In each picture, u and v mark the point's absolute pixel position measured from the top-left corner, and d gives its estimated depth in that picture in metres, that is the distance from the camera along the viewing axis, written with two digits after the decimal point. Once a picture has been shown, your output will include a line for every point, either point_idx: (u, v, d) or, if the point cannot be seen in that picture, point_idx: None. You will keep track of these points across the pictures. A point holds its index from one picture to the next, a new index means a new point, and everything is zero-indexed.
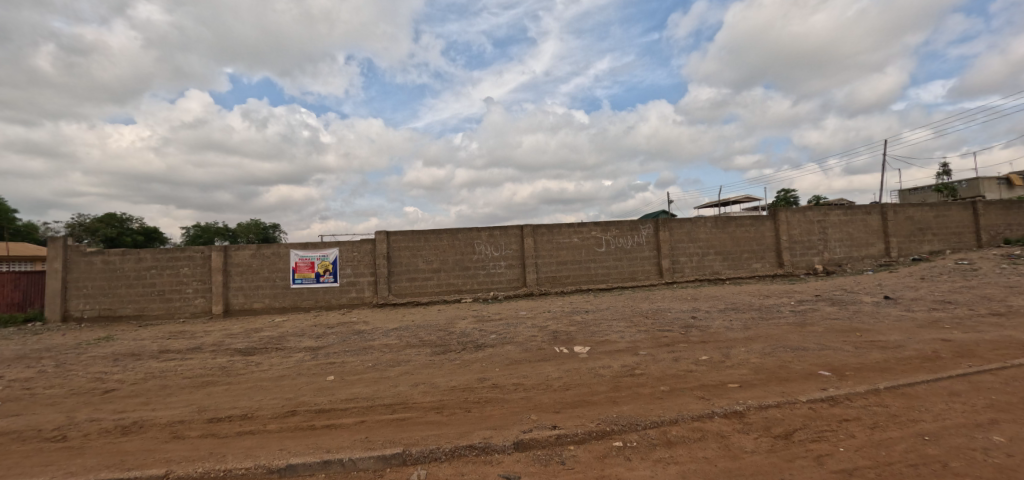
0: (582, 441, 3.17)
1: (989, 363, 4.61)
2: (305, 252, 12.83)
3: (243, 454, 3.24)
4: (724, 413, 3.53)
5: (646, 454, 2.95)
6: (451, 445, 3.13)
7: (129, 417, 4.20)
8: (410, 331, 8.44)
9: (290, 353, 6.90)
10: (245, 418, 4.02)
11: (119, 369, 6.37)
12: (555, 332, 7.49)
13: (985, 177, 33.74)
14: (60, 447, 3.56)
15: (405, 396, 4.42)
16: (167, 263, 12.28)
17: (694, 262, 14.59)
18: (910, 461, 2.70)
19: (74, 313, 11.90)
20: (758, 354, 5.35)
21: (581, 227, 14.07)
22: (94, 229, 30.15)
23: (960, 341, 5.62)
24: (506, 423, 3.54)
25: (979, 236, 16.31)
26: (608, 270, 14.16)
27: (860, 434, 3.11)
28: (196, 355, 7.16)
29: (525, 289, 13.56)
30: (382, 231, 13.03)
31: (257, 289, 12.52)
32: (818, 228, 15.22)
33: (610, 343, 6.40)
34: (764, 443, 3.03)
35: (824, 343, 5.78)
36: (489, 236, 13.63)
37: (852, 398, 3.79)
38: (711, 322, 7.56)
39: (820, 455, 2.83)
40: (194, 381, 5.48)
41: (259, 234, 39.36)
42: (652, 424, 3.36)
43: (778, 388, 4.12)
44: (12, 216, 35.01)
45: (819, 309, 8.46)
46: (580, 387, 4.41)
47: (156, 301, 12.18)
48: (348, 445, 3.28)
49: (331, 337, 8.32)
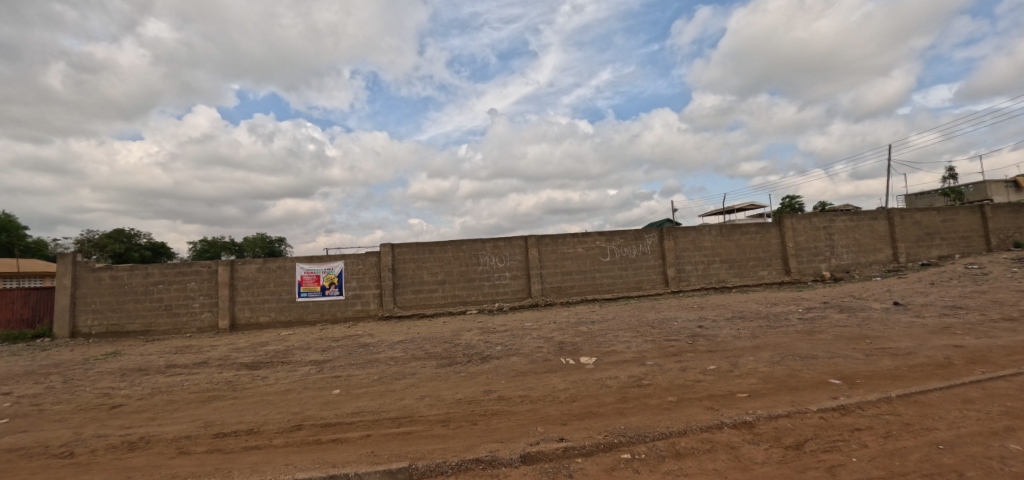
0: (591, 453, 3.13)
1: (1003, 370, 4.53)
2: (311, 266, 12.89)
3: (249, 468, 3.24)
4: (733, 424, 3.48)
5: (656, 466, 2.91)
6: (457, 458, 3.11)
7: (135, 432, 4.23)
8: (415, 344, 8.44)
9: (296, 367, 6.91)
10: (251, 433, 4.02)
11: (127, 384, 6.40)
12: (561, 343, 7.45)
13: (992, 181, 33.43)
14: (67, 463, 3.57)
15: (411, 409, 4.41)
16: (174, 278, 12.37)
17: (700, 270, 14.52)
18: (926, 471, 2.64)
19: (82, 329, 12.01)
20: (766, 363, 5.30)
21: (585, 236, 14.04)
22: (103, 245, 30.59)
23: (974, 347, 5.53)
24: (512, 437, 3.51)
25: (988, 240, 16.13)
26: (613, 280, 14.11)
27: (873, 444, 3.06)
28: (203, 370, 7.17)
29: (530, 299, 13.54)
30: (388, 244, 13.10)
31: (262, 303, 12.58)
32: (823, 235, 15.11)
33: (616, 353, 6.36)
34: (774, 454, 2.98)
35: (835, 350, 5.73)
36: (494, 248, 13.65)
37: (863, 406, 3.74)
38: (719, 331, 7.50)
39: (832, 466, 2.78)
40: (201, 396, 5.50)
41: (264, 247, 39.83)
42: (660, 435, 3.33)
43: (788, 397, 4.06)
44: (23, 232, 35.78)
45: (828, 316, 8.37)
46: (587, 399, 4.37)
47: (163, 316, 12.25)
48: (353, 459, 3.26)
49: (337, 350, 8.35)
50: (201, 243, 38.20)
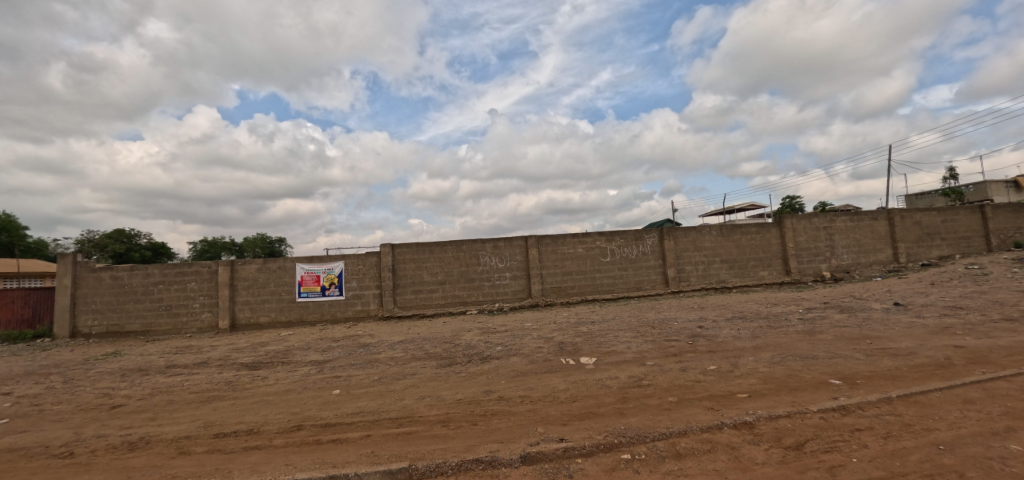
0: (591, 453, 3.14)
1: (1004, 370, 4.53)
2: (311, 266, 12.89)
3: (249, 469, 3.24)
4: (733, 424, 3.48)
5: (656, 467, 2.91)
6: (458, 459, 3.11)
7: (135, 433, 4.22)
8: (415, 344, 8.43)
9: (296, 368, 6.91)
10: (251, 433, 4.02)
11: (127, 384, 6.41)
12: (562, 343, 7.44)
13: (993, 181, 33.38)
14: (67, 463, 3.57)
15: (411, 409, 4.41)
16: (174, 278, 12.37)
17: (700, 270, 14.51)
18: (926, 472, 2.64)
19: (82, 329, 12.01)
20: (766, 363, 5.30)
21: (585, 236, 14.04)
22: (103, 245, 30.61)
23: (974, 347, 5.53)
24: (512, 437, 3.51)
25: (989, 240, 16.11)
26: (613, 280, 14.11)
27: (873, 444, 3.06)
28: (202, 370, 7.16)
29: (530, 300, 13.53)
30: (388, 244, 13.10)
31: (263, 303, 12.58)
32: (824, 235, 15.10)
33: (616, 353, 6.36)
34: (775, 454, 2.98)
35: (835, 351, 5.73)
36: (494, 248, 13.65)
37: (863, 407, 3.74)
38: (719, 332, 7.49)
39: (833, 466, 2.78)
40: (200, 396, 5.50)
41: (264, 247, 39.80)
42: (660, 436, 3.33)
43: (788, 398, 4.06)
44: (24, 233, 35.82)
45: (829, 316, 8.36)
46: (587, 399, 4.37)
47: (163, 316, 12.25)
48: (354, 460, 3.26)
49: (337, 350, 8.35)
50: (201, 243, 38.17)
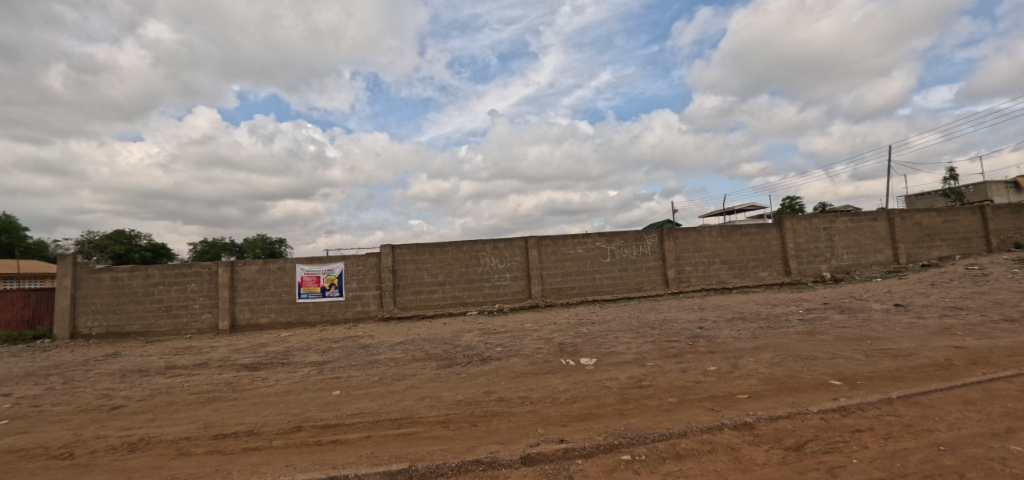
0: (591, 454, 3.13)
1: (1003, 370, 4.53)
2: (311, 266, 12.88)
3: (249, 470, 3.23)
4: (733, 425, 3.48)
5: (656, 467, 2.91)
6: (457, 460, 3.10)
7: (135, 434, 4.22)
8: (415, 345, 8.43)
9: (296, 368, 6.91)
10: (250, 434, 4.02)
11: (127, 385, 6.41)
12: (562, 344, 7.43)
13: (993, 182, 33.36)
14: (67, 464, 3.57)
15: (411, 410, 4.41)
16: (174, 279, 12.37)
17: (700, 271, 14.51)
18: (927, 472, 2.64)
19: (82, 330, 12.01)
20: (767, 364, 5.29)
21: (585, 237, 14.04)
22: (103, 246, 30.61)
23: (974, 348, 5.53)
24: (512, 438, 3.51)
25: (988, 241, 16.11)
26: (614, 281, 14.11)
27: (874, 445, 3.06)
28: (202, 371, 7.15)
29: (530, 301, 13.53)
30: (388, 244, 13.10)
31: (263, 304, 12.58)
32: (824, 235, 15.09)
33: (616, 354, 6.35)
34: (775, 455, 2.98)
35: (835, 351, 5.72)
36: (494, 249, 13.65)
37: (864, 407, 3.73)
38: (719, 332, 7.49)
39: (833, 467, 2.78)
40: (200, 397, 5.49)
41: (264, 249, 39.77)
42: (660, 437, 3.32)
43: (788, 399, 4.06)
44: (25, 234, 35.82)
45: (829, 317, 8.36)
46: (587, 400, 4.37)
47: (163, 317, 12.25)
48: (354, 461, 3.26)
49: (337, 351, 8.34)
50: (202, 244, 38.13)
